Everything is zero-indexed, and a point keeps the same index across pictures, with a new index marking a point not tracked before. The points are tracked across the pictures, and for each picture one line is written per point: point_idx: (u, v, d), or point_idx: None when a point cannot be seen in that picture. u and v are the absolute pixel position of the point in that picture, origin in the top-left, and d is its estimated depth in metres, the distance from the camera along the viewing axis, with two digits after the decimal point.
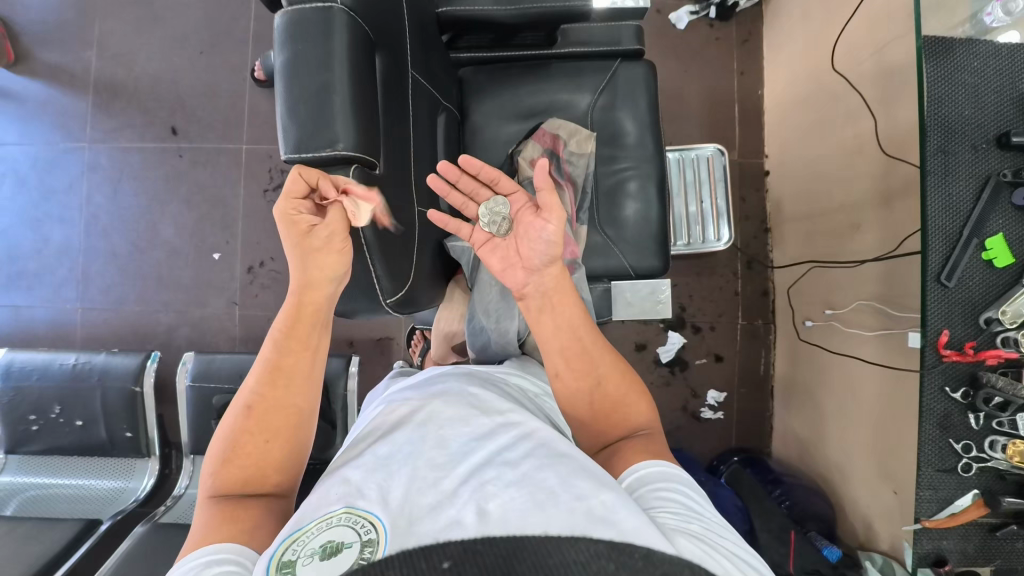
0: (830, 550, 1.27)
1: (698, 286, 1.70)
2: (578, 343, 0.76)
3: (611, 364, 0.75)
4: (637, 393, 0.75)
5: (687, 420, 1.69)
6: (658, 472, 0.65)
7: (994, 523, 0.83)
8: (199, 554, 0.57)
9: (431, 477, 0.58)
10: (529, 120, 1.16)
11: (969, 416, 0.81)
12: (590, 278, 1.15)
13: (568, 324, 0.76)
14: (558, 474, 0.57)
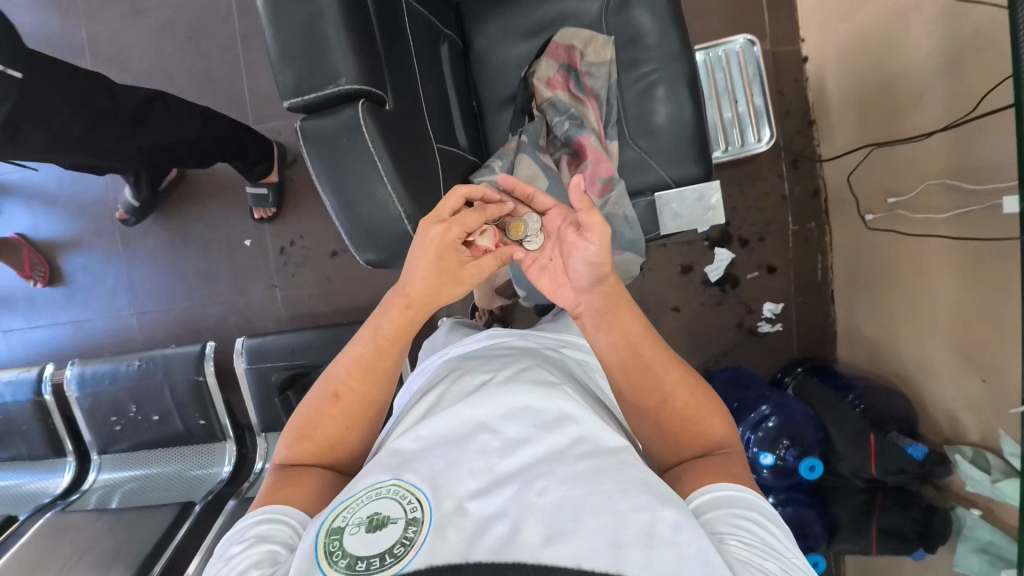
0: (915, 448, 1.19)
1: (742, 197, 1.59)
2: (639, 362, 0.71)
3: (677, 379, 0.71)
4: (707, 411, 0.72)
5: (743, 337, 1.63)
6: (736, 498, 0.62)
7: None
8: (257, 513, 0.65)
9: (481, 462, 0.59)
10: (538, 37, 1.07)
11: None
12: (632, 194, 1.06)
13: (629, 342, 0.71)
14: (615, 483, 0.57)
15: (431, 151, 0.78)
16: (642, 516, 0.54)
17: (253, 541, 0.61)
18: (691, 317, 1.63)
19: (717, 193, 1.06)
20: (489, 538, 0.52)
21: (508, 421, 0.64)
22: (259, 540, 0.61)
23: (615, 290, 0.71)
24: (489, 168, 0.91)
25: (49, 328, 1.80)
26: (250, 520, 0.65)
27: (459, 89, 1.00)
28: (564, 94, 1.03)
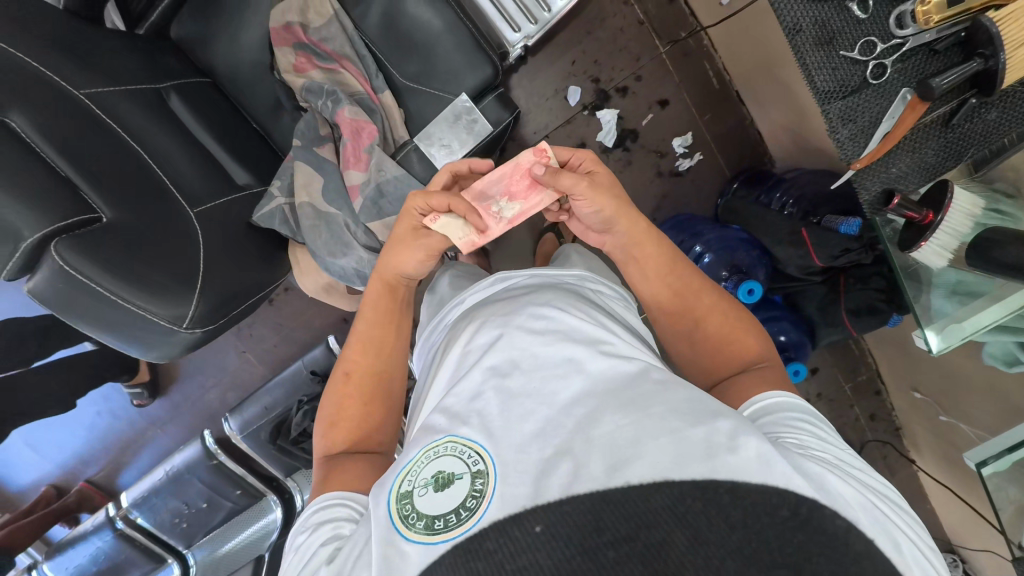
0: (849, 225, 1.09)
1: (598, 46, 1.44)
2: (682, 304, 0.71)
3: (708, 304, 0.71)
4: (746, 326, 0.70)
5: (670, 184, 1.52)
6: (783, 403, 0.58)
7: (947, 112, 0.62)
8: (320, 502, 0.59)
9: (536, 400, 0.50)
10: (263, 26, 0.97)
11: (851, 7, 0.61)
12: (395, 149, 0.96)
13: (662, 279, 0.72)
14: (680, 397, 0.48)
15: (183, 217, 0.79)
16: (699, 431, 0.45)
17: (315, 526, 0.56)
18: None
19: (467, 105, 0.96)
20: (556, 477, 0.44)
21: (550, 351, 0.53)
22: (322, 522, 0.56)
23: (647, 229, 0.73)
24: (268, 194, 0.91)
25: (104, 488, 1.80)
26: (309, 513, 0.59)
27: (215, 128, 0.95)
28: (315, 73, 0.96)
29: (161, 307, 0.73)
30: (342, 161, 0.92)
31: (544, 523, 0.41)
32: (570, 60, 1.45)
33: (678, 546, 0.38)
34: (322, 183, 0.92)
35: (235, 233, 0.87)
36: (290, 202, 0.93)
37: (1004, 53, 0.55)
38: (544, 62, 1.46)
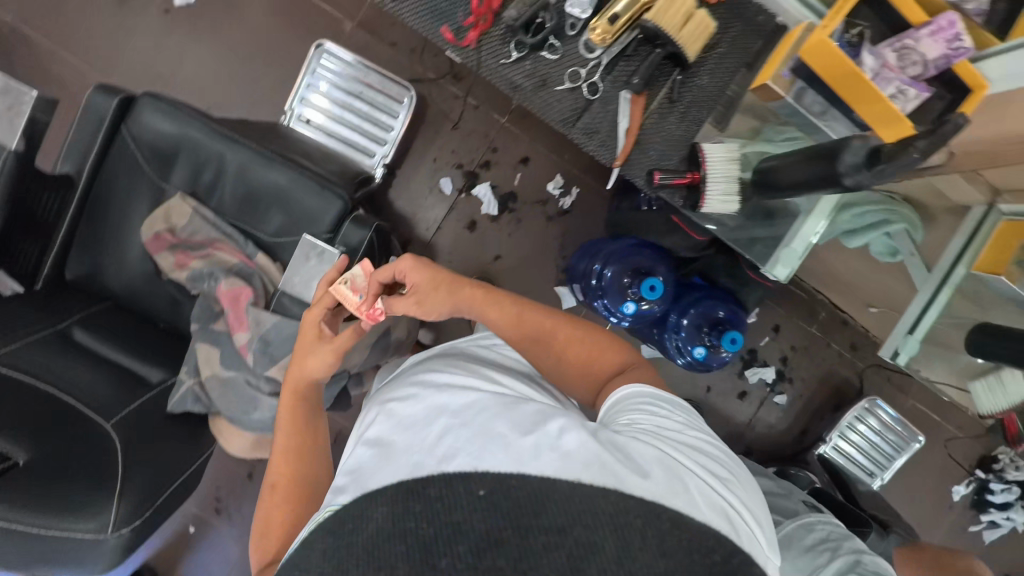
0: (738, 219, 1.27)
1: (449, 139, 1.61)
2: (549, 341, 0.80)
3: (570, 334, 0.80)
4: (607, 343, 0.80)
5: (562, 222, 1.65)
6: (639, 394, 0.66)
7: (666, 92, 0.75)
8: None
9: (404, 450, 0.52)
10: (137, 242, 1.09)
11: (545, 54, 0.72)
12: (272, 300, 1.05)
13: (529, 326, 0.81)
14: (524, 412, 0.53)
15: (98, 433, 0.84)
16: (532, 438, 0.49)
17: None
18: (516, 251, 1.65)
19: (312, 242, 1.05)
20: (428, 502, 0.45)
21: (417, 407, 0.57)
22: None
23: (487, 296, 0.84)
24: (178, 382, 0.99)
25: None
26: None
27: (121, 343, 1.03)
28: (193, 263, 1.06)
29: (85, 525, 0.76)
30: (228, 327, 1.01)
31: (488, 486, 0.44)
32: (432, 158, 1.62)
33: (610, 554, 0.40)
34: (223, 354, 1.01)
35: (151, 434, 0.91)
36: (199, 380, 1.01)
37: (672, 38, 0.69)
38: (412, 169, 1.62)
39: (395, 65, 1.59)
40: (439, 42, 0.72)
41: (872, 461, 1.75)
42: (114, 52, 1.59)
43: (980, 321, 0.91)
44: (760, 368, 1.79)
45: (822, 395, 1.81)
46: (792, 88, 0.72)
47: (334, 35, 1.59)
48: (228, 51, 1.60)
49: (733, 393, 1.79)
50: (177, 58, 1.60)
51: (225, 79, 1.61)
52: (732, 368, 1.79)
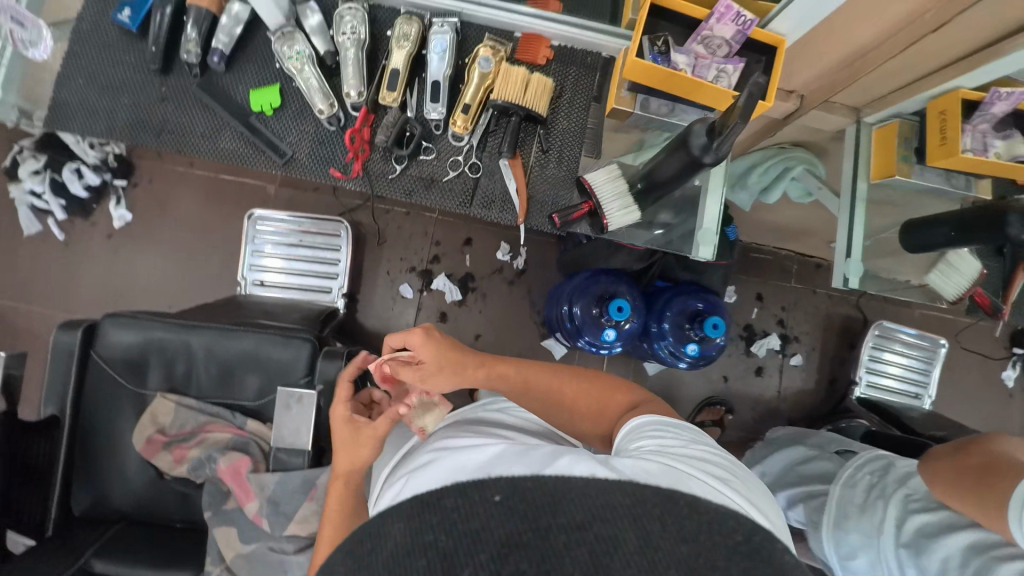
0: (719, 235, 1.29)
1: (394, 248, 1.71)
2: (559, 396, 0.82)
3: (579, 386, 0.83)
4: (615, 387, 0.83)
5: (522, 281, 1.72)
6: (650, 423, 0.66)
7: (539, 145, 0.82)
8: None
9: None
10: (131, 454, 1.11)
11: (423, 155, 0.80)
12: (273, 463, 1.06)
13: (541, 383, 0.84)
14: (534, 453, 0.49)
15: None
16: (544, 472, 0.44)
17: None
18: (491, 322, 1.71)
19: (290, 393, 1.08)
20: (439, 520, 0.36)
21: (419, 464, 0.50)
22: None
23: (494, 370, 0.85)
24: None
25: None
26: None
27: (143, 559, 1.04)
28: (190, 454, 1.08)
29: None
30: (238, 502, 1.03)
31: (503, 492, 0.36)
32: (385, 271, 1.71)
33: (634, 545, 0.34)
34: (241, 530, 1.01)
35: None
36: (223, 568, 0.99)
37: (521, 104, 0.78)
38: (370, 287, 1.70)
39: (323, 205, 1.72)
40: (330, 181, 0.80)
41: (911, 380, 1.73)
42: (73, 290, 1.70)
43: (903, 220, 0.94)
44: (763, 339, 1.80)
45: (831, 341, 1.82)
46: (636, 101, 0.79)
47: (262, 201, 1.73)
48: (174, 250, 1.72)
49: (750, 372, 1.79)
50: (130, 273, 1.72)
51: (178, 275, 1.72)
52: (738, 349, 1.79)
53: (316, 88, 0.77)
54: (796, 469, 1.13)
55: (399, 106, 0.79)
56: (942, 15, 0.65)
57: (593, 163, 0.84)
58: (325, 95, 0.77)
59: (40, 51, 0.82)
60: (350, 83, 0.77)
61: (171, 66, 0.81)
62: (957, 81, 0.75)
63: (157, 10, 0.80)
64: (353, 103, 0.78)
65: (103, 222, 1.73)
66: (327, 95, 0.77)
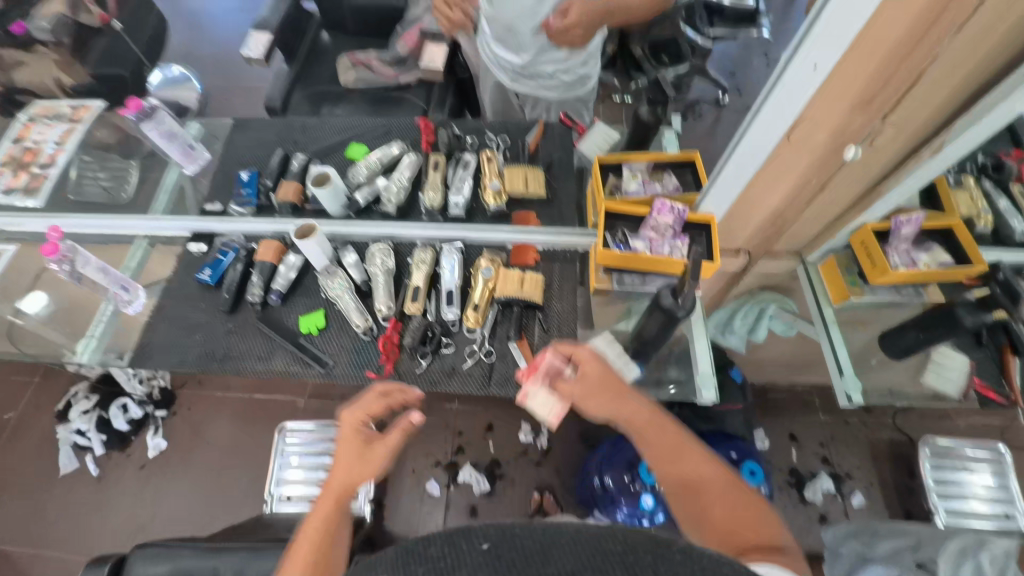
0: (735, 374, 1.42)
1: (418, 442, 1.75)
2: (684, 482, 0.69)
3: (716, 493, 0.67)
4: (767, 518, 0.64)
5: (548, 456, 1.72)
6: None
7: (540, 325, 0.97)
8: None
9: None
10: None
11: (443, 348, 0.94)
12: None
13: (668, 444, 0.73)
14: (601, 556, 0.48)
15: None
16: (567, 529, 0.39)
17: None
18: (526, 507, 1.65)
19: None
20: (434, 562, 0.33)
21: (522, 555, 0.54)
22: None
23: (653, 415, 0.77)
24: None
25: None
26: None
27: None
28: None
29: None
30: None
31: (492, 537, 0.33)
32: (410, 466, 1.72)
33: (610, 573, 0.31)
34: None
35: None
36: None
37: (519, 297, 0.95)
38: (397, 485, 1.69)
39: None
40: (366, 381, 0.92)
41: (993, 496, 1.52)
42: (96, 531, 1.68)
43: (877, 333, 1.04)
44: (814, 482, 1.70)
45: (884, 474, 1.71)
46: (612, 279, 0.96)
47: (291, 413, 1.84)
48: (203, 473, 1.76)
49: (814, 523, 1.64)
50: (156, 504, 1.72)
51: (205, 499, 1.72)
52: (791, 499, 1.68)
53: (354, 309, 0.96)
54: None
55: (421, 313, 0.96)
56: (823, 177, 0.82)
57: (589, 335, 0.97)
58: (362, 313, 0.96)
59: (133, 307, 1.04)
60: (381, 300, 0.96)
61: (238, 306, 1.01)
62: (863, 218, 0.91)
63: (232, 268, 1.03)
64: (383, 316, 0.95)
65: (137, 454, 1.80)
66: (364, 313, 0.96)
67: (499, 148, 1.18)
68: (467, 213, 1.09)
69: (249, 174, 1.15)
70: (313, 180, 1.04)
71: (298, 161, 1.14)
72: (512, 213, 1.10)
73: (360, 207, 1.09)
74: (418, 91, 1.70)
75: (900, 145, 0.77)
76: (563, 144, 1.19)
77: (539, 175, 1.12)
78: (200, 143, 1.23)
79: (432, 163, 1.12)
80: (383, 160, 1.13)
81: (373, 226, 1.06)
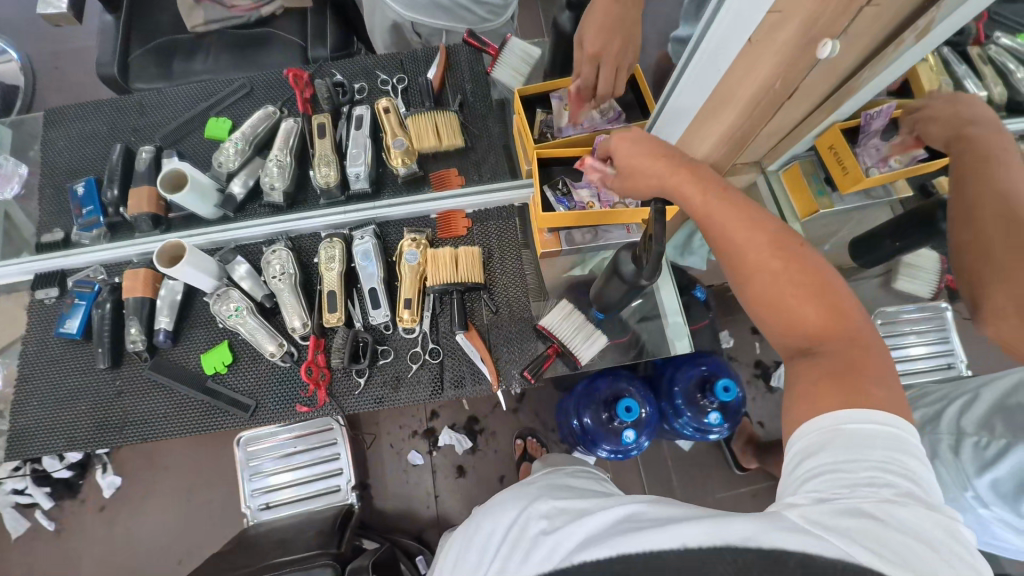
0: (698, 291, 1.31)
1: (391, 418, 1.68)
2: (736, 257, 0.56)
3: (781, 266, 0.53)
4: (845, 295, 0.52)
5: (525, 402, 1.69)
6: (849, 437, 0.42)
7: (489, 307, 0.84)
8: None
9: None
10: None
11: (382, 358, 0.80)
12: None
13: (716, 216, 0.57)
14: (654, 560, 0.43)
15: None
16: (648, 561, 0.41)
17: None
18: (511, 457, 1.64)
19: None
20: None
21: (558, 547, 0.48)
22: None
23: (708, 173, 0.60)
24: None
25: None
26: None
27: None
28: None
29: None
30: None
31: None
32: (388, 443, 1.66)
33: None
34: None
35: None
36: None
37: (458, 282, 0.80)
38: (379, 465, 1.64)
39: None
40: (301, 416, 0.79)
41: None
42: None
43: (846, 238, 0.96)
44: (779, 369, 1.75)
45: None
46: (561, 239, 0.82)
47: None
48: (171, 499, 1.66)
49: (781, 408, 1.71)
50: (132, 540, 1.62)
51: (183, 522, 1.64)
52: (759, 390, 1.73)
53: (264, 337, 0.79)
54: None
55: (345, 323, 0.80)
56: (791, 81, 0.69)
57: (544, 306, 0.84)
58: (275, 339, 0.79)
59: None
60: (293, 316, 0.79)
61: (120, 357, 0.82)
62: (830, 120, 0.81)
63: (98, 313, 0.82)
64: (301, 337, 0.79)
65: (91, 497, 1.65)
66: (277, 338, 0.79)
67: (397, 91, 0.95)
68: (374, 185, 0.88)
69: (85, 184, 0.89)
70: (165, 183, 0.80)
71: (145, 153, 0.88)
72: (429, 174, 0.91)
73: (239, 202, 0.87)
74: (288, 23, 1.37)
75: (880, 29, 0.63)
76: (473, 73, 0.97)
77: (452, 120, 0.89)
78: (6, 155, 0.94)
79: (317, 128, 0.88)
80: (251, 133, 0.88)
81: (263, 222, 0.86)
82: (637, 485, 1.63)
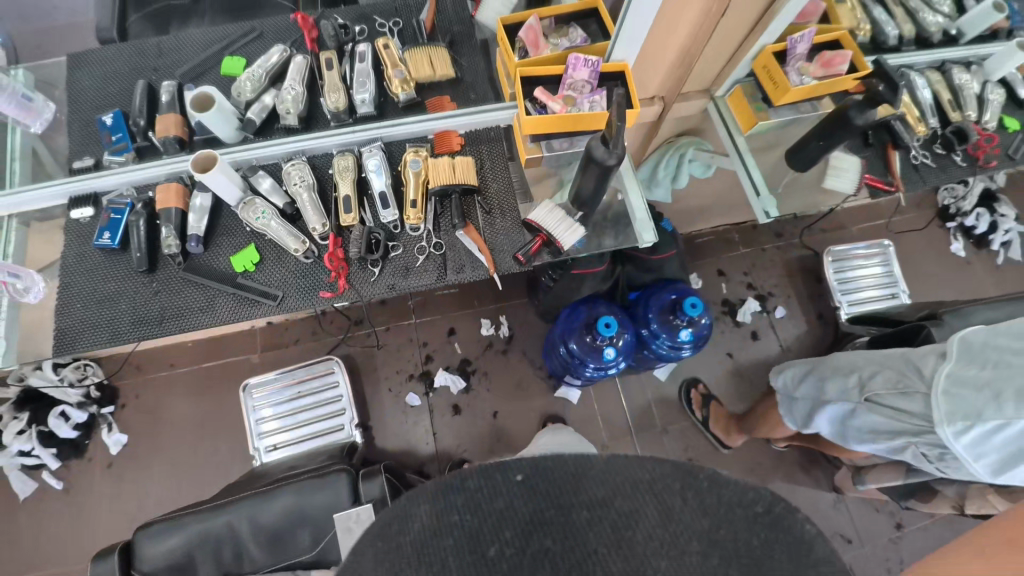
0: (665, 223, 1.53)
1: (388, 365, 1.79)
2: None
3: None
4: None
5: (513, 346, 1.82)
6: None
7: (482, 209, 0.97)
8: None
9: None
10: None
11: (392, 252, 0.93)
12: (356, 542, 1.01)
13: None
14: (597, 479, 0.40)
15: None
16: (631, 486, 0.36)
17: None
18: (504, 394, 1.78)
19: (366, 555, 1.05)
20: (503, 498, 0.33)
21: None
22: None
23: None
24: None
25: None
26: None
27: None
28: None
29: None
30: None
31: (524, 470, 0.34)
32: (387, 387, 1.76)
33: (652, 517, 0.32)
34: None
35: None
36: None
37: (455, 183, 0.93)
38: (380, 408, 1.74)
39: (309, 354, 1.79)
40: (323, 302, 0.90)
41: (883, 286, 1.89)
42: (87, 534, 1.63)
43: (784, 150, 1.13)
44: (744, 306, 1.93)
45: (799, 285, 1.97)
46: (541, 147, 0.96)
47: (250, 372, 1.79)
48: (178, 452, 1.72)
49: (747, 340, 1.89)
50: (141, 493, 1.68)
51: (193, 473, 1.71)
52: (727, 325, 1.91)
53: (288, 237, 0.90)
54: (849, 423, 1.14)
55: (358, 223, 0.92)
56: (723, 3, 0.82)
57: (531, 206, 0.98)
58: (297, 237, 0.90)
59: (33, 294, 0.91)
60: (313, 220, 0.91)
61: (155, 262, 0.92)
62: (760, 43, 0.97)
63: (134, 225, 0.92)
64: (320, 234, 0.91)
65: (98, 455, 1.71)
66: (299, 236, 0.91)
67: (393, 32, 1.08)
68: (378, 108, 1.01)
69: (113, 115, 0.99)
70: (192, 104, 0.91)
71: (168, 86, 0.99)
72: (425, 100, 1.04)
73: (258, 126, 0.99)
74: None
75: None
76: (460, 17, 1.11)
77: (443, 53, 1.04)
78: (37, 92, 1.03)
79: (324, 62, 1.01)
80: (268, 67, 1.01)
81: (277, 143, 0.97)
82: (621, 413, 1.78)
